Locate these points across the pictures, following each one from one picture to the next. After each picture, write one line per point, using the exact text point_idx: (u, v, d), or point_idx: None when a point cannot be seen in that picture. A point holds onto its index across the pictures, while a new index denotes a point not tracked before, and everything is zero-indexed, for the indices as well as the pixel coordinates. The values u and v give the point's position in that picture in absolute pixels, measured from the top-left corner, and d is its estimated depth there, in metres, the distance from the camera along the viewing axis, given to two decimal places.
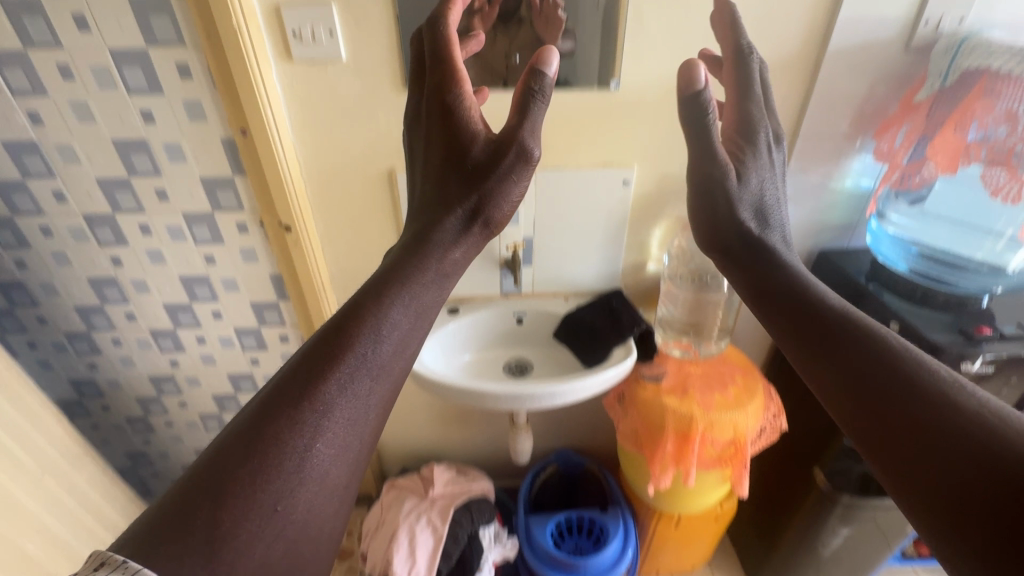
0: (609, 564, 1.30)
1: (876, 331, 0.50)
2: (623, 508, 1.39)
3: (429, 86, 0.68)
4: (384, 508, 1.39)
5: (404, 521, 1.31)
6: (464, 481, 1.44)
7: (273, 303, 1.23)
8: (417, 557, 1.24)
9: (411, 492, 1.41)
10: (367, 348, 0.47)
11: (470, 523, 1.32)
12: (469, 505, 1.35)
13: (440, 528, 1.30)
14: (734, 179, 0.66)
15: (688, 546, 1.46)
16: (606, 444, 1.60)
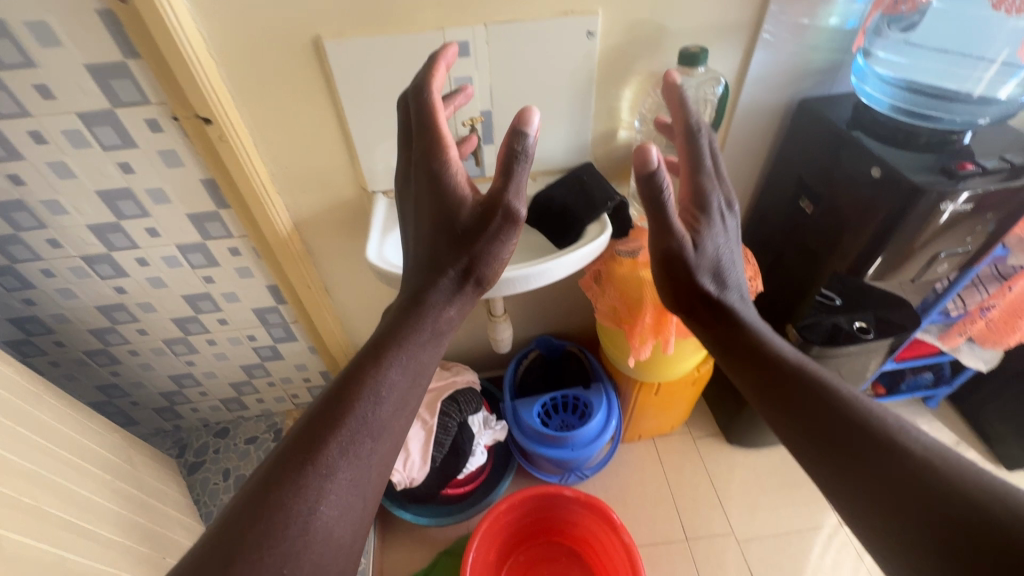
0: (595, 434, 1.36)
1: (810, 375, 0.67)
2: (605, 384, 1.44)
3: (415, 152, 0.78)
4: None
5: None
6: (448, 374, 1.44)
7: (213, 214, 1.11)
8: (411, 448, 1.27)
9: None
10: (369, 411, 0.58)
11: (459, 412, 1.35)
12: (456, 396, 1.37)
13: (430, 420, 1.31)
14: (691, 248, 0.78)
15: (668, 411, 1.54)
16: (585, 326, 1.62)
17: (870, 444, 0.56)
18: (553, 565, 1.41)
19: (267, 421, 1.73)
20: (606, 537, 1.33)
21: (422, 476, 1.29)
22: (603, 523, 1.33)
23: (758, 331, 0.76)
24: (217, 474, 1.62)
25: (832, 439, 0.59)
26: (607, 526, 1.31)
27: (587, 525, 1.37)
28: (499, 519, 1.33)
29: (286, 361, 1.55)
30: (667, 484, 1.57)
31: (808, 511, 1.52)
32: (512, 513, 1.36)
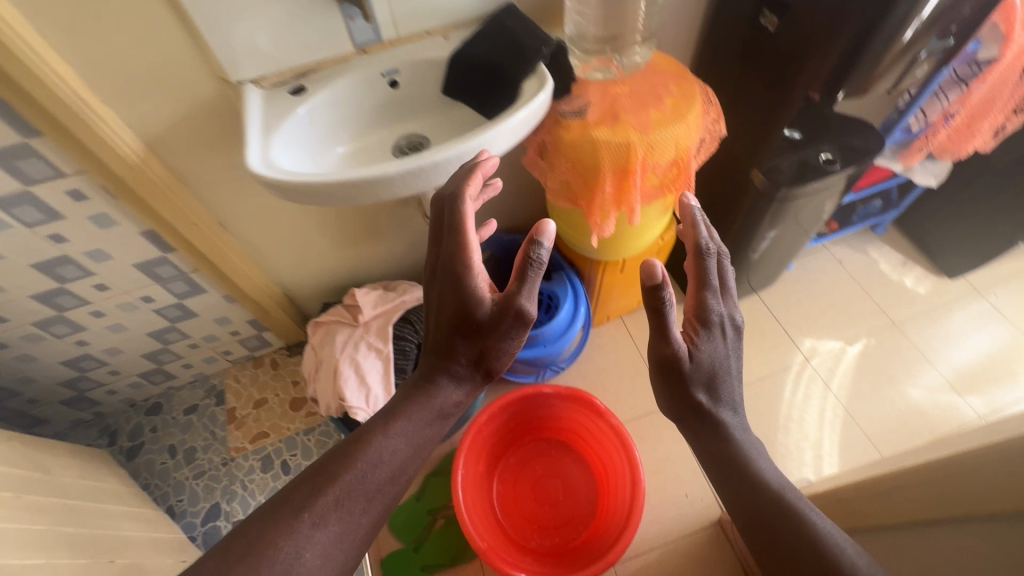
0: (565, 325, 1.28)
1: (758, 470, 0.68)
2: (566, 272, 1.33)
3: (440, 250, 0.71)
4: (317, 346, 1.23)
5: (342, 355, 1.15)
6: (395, 295, 1.26)
7: (22, 148, 0.81)
8: (371, 382, 1.14)
9: (341, 322, 1.23)
10: (365, 470, 0.61)
11: (416, 333, 1.20)
12: (409, 316, 1.21)
13: (386, 349, 1.17)
14: (685, 358, 0.68)
15: (633, 285, 1.46)
16: (535, 213, 1.47)
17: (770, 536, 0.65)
18: (543, 460, 1.39)
19: (203, 386, 1.53)
20: (591, 423, 1.30)
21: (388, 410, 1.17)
22: (587, 411, 1.29)
23: (741, 447, 0.69)
24: (162, 453, 1.44)
25: (741, 514, 0.68)
26: (592, 413, 1.28)
27: (571, 416, 1.33)
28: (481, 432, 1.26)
29: (202, 317, 1.32)
30: (643, 358, 1.55)
31: (778, 354, 1.54)
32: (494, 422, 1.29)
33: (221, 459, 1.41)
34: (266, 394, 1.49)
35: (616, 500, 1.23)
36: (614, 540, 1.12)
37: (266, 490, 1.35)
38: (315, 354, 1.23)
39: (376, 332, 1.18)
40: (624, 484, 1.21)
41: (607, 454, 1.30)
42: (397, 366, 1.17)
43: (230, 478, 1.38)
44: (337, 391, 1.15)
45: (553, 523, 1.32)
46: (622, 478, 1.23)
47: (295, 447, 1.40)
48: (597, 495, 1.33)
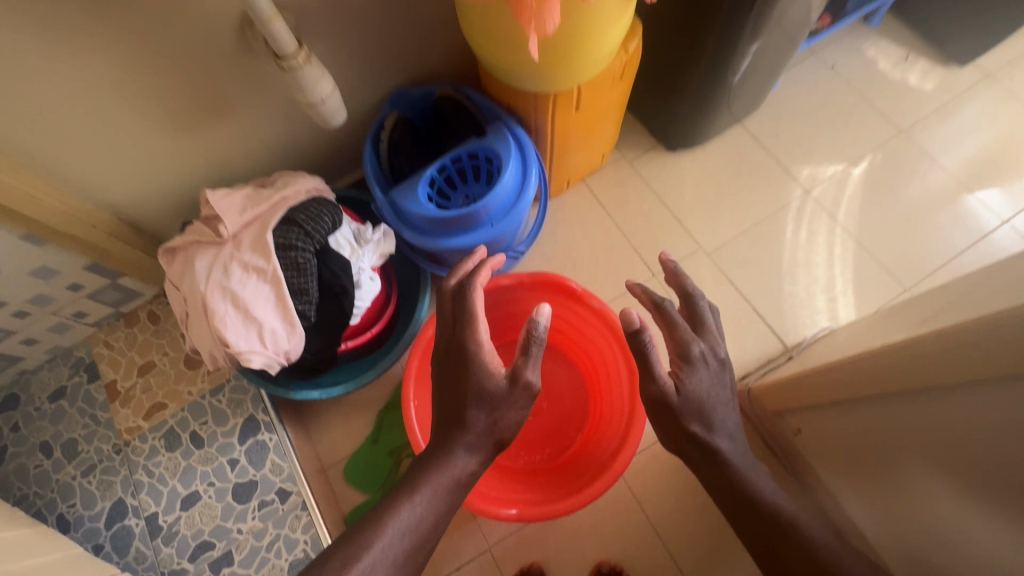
0: (515, 196, 0.94)
1: (749, 487, 0.71)
2: (505, 122, 0.97)
3: (450, 330, 0.78)
4: (178, 281, 0.87)
5: (208, 290, 0.81)
6: (270, 192, 0.89)
7: None
8: (260, 318, 0.82)
9: (201, 242, 0.86)
10: (393, 537, 0.63)
11: (311, 238, 0.85)
12: (295, 217, 0.85)
13: (269, 268, 0.82)
14: (672, 392, 0.73)
15: (594, 133, 1.13)
16: (449, 52, 1.07)
17: (758, 521, 0.70)
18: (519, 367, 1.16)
19: (67, 362, 1.17)
20: (568, 313, 1.04)
21: (300, 348, 0.87)
22: (561, 300, 1.01)
23: (739, 470, 0.72)
24: (34, 454, 1.11)
25: (744, 528, 0.71)
26: (567, 301, 1.01)
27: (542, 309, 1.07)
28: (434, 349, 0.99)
29: (10, 274, 0.93)
30: (616, 225, 1.27)
31: (774, 192, 1.28)
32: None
33: (113, 447, 1.10)
34: (151, 356, 1.15)
35: (612, 395, 1.01)
36: (617, 444, 0.91)
37: (178, 472, 1.06)
38: (177, 291, 0.87)
39: (249, 247, 0.83)
40: (618, 376, 0.97)
41: (592, 346, 1.05)
42: (295, 288, 0.84)
43: (130, 467, 1.08)
44: (217, 338, 0.82)
45: (542, 434, 1.10)
46: (614, 369, 0.99)
47: (203, 414, 1.09)
48: (588, 393, 1.11)
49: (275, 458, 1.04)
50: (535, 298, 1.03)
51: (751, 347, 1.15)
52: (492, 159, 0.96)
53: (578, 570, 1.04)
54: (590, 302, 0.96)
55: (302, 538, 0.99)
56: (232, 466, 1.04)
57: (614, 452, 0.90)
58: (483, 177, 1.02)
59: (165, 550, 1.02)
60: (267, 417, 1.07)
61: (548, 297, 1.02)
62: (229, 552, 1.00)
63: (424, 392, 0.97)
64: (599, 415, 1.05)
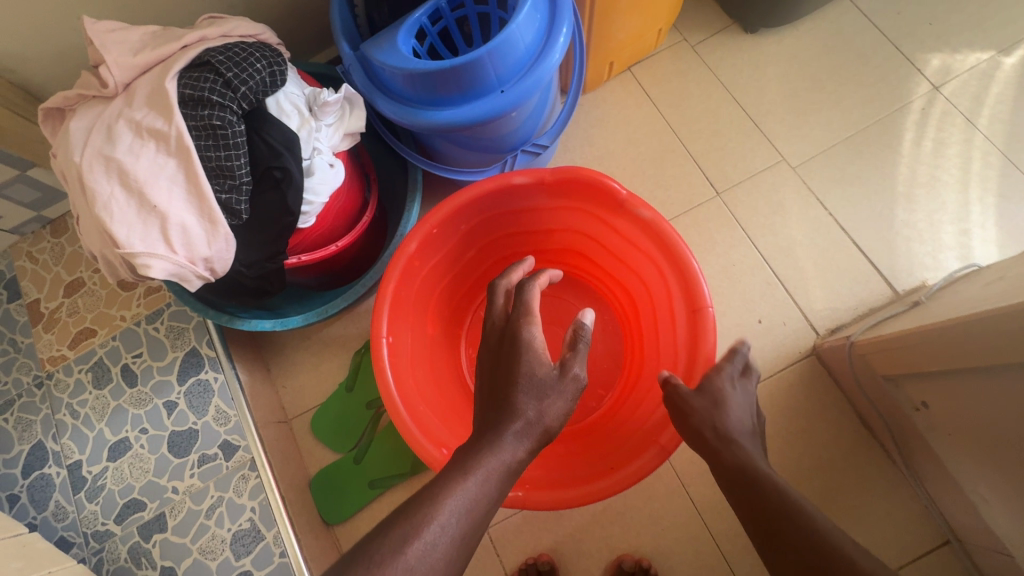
0: (538, 49, 0.64)
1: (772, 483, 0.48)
2: None
3: (494, 319, 0.59)
4: (59, 155, 0.62)
5: (85, 163, 0.56)
6: (182, 30, 0.62)
7: None
8: (159, 206, 0.57)
9: (84, 99, 0.60)
10: (450, 519, 0.41)
11: (233, 92, 0.58)
12: (210, 62, 0.58)
13: (171, 133, 0.56)
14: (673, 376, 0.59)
15: None
16: None
17: (759, 512, 0.47)
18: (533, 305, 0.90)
19: None
20: (604, 231, 0.76)
21: (225, 256, 0.62)
22: (595, 210, 0.73)
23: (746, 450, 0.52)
24: None
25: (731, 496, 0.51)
26: (604, 212, 0.72)
27: (567, 225, 0.80)
28: (421, 271, 0.73)
29: None
30: (672, 128, 0.97)
31: (889, 87, 0.95)
32: (440, 251, 0.74)
33: (33, 379, 0.89)
34: (80, 273, 0.93)
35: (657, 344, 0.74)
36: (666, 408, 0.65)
37: (106, 414, 0.85)
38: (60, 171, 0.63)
39: (143, 103, 0.57)
40: (670, 318, 0.70)
41: (634, 276, 0.78)
42: (212, 167, 0.58)
43: (52, 405, 0.88)
44: (104, 234, 0.58)
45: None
46: (664, 309, 0.72)
47: (137, 345, 0.87)
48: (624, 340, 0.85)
49: (220, 404, 0.82)
50: (558, 207, 0.75)
51: (846, 292, 0.86)
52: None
53: (597, 562, 0.81)
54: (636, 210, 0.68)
55: (250, 505, 0.78)
56: (169, 410, 0.83)
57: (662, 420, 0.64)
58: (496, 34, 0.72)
59: (88, 507, 0.82)
60: (213, 352, 0.85)
61: (576, 206, 0.74)
62: (161, 514, 0.79)
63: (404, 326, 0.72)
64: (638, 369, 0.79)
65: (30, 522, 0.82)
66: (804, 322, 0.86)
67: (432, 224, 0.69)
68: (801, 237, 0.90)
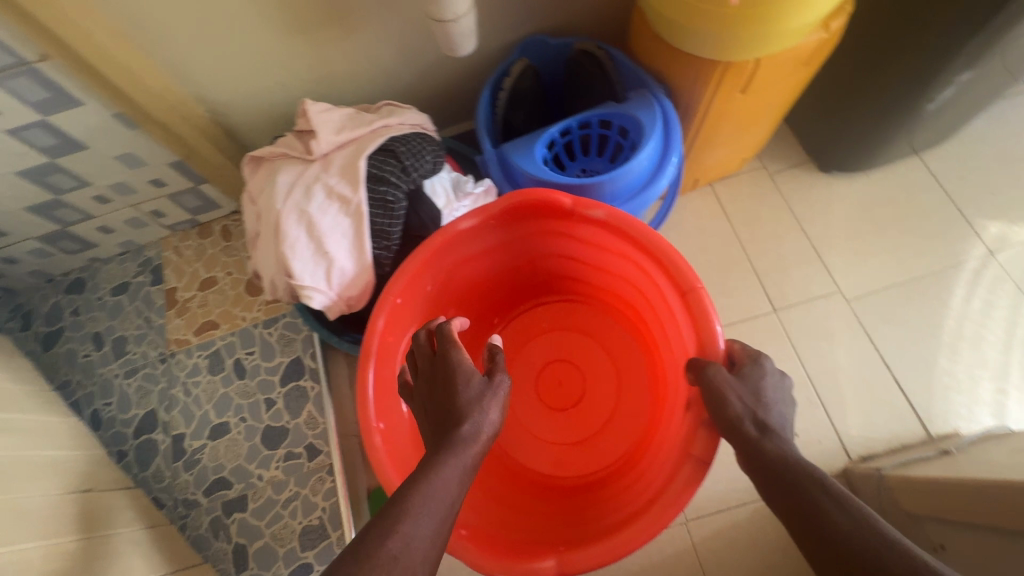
0: (648, 177, 0.78)
1: (814, 495, 0.52)
2: (653, 92, 0.81)
3: (421, 348, 0.64)
4: (256, 196, 0.78)
5: (284, 209, 0.71)
6: (371, 116, 0.78)
7: None
8: (331, 253, 0.71)
9: (289, 157, 0.76)
10: (426, 519, 0.46)
11: (406, 176, 0.73)
12: (394, 149, 0.74)
13: (354, 199, 0.71)
14: (733, 392, 0.61)
15: (754, 122, 0.91)
16: (600, 10, 0.91)
17: (805, 521, 0.51)
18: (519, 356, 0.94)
19: (136, 260, 1.14)
20: (564, 242, 0.81)
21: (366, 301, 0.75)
22: (558, 227, 0.79)
23: (793, 459, 0.55)
24: (85, 343, 1.09)
25: (776, 505, 0.54)
26: (560, 226, 0.78)
27: (539, 253, 0.85)
28: (400, 345, 0.74)
29: (96, 153, 0.89)
30: (740, 244, 1.09)
31: (946, 244, 1.05)
32: (412, 320, 0.76)
33: (158, 354, 1.05)
34: (215, 273, 1.09)
35: (665, 336, 0.80)
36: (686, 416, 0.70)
37: (213, 398, 0.99)
38: (254, 207, 0.78)
39: (337, 173, 0.72)
40: (668, 312, 0.76)
41: (627, 285, 0.84)
42: (377, 230, 0.73)
43: (169, 380, 1.02)
44: (282, 266, 0.72)
45: (588, 432, 0.90)
46: (660, 304, 0.78)
47: (251, 344, 1.02)
48: (636, 354, 0.91)
49: (312, 410, 0.95)
50: (530, 234, 0.80)
51: (882, 424, 0.94)
52: (628, 130, 0.81)
53: None
54: (591, 212, 0.73)
55: (322, 504, 0.89)
56: (268, 406, 0.97)
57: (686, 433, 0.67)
58: (609, 151, 0.87)
59: (183, 476, 0.95)
60: (314, 364, 0.98)
61: (555, 228, 0.78)
62: (244, 496, 0.92)
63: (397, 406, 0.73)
64: (662, 385, 0.84)
65: (133, 478, 0.96)
66: (838, 445, 0.94)
67: (394, 295, 0.69)
68: (845, 364, 0.98)
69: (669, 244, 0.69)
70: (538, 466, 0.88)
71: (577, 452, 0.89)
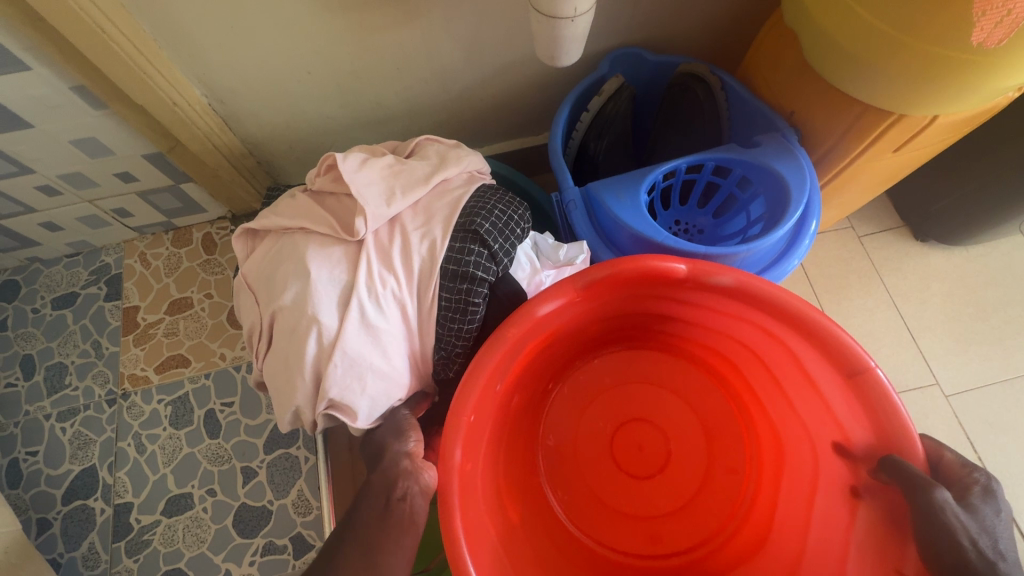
0: (783, 245, 0.61)
1: None
2: (788, 136, 0.64)
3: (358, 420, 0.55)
4: (262, 286, 0.53)
5: (320, 325, 0.49)
6: (423, 170, 0.56)
7: None
8: (401, 377, 0.52)
9: (314, 234, 0.53)
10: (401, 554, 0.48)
11: (497, 266, 0.52)
12: (474, 227, 0.52)
13: (434, 308, 0.52)
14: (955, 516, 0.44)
15: (877, 187, 0.75)
16: (716, 25, 0.73)
17: None
18: (580, 426, 0.70)
19: (88, 265, 0.90)
20: (662, 301, 0.60)
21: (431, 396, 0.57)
22: (657, 292, 0.57)
23: None
24: (10, 368, 0.85)
25: None
26: (669, 290, 0.57)
27: (620, 312, 0.63)
28: (480, 475, 0.54)
29: (43, 133, 0.66)
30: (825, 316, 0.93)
31: None
32: (487, 430, 0.53)
33: (106, 394, 0.82)
34: (191, 293, 0.87)
35: (788, 406, 0.60)
36: (857, 510, 0.53)
37: (174, 460, 0.78)
38: (255, 301, 0.54)
39: (408, 267, 0.51)
40: (805, 384, 0.56)
41: (726, 338, 0.63)
42: (449, 335, 0.52)
43: (118, 429, 0.80)
44: (322, 401, 0.50)
45: (679, 500, 0.67)
46: (789, 372, 0.58)
47: (231, 393, 0.80)
48: (717, 402, 0.69)
49: (304, 489, 0.75)
50: (619, 300, 0.59)
51: None
52: (753, 181, 0.64)
53: None
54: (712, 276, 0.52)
55: None
56: (246, 478, 0.76)
57: (875, 540, 0.51)
58: (715, 201, 0.70)
59: (124, 562, 0.73)
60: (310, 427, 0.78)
61: (654, 293, 0.58)
62: None
63: (487, 543, 0.51)
64: (770, 445, 0.64)
65: (55, 560, 0.74)
66: None
67: (468, 415, 0.48)
68: None
69: (825, 313, 0.50)
70: (633, 550, 0.65)
71: (677, 520, 0.66)
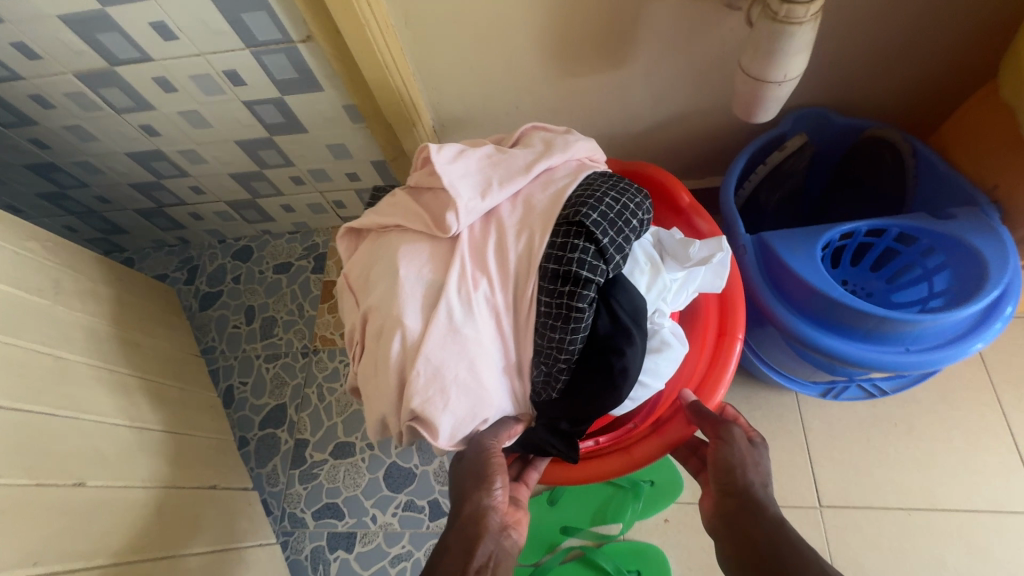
0: (967, 325, 0.59)
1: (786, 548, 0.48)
2: (986, 208, 0.62)
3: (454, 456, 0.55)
4: (361, 288, 0.55)
5: (401, 325, 0.49)
6: (524, 160, 0.56)
7: None
8: (487, 393, 0.50)
9: (408, 232, 0.54)
10: None
11: (606, 262, 0.50)
12: (579, 218, 0.49)
13: (531, 310, 0.50)
14: (729, 437, 0.59)
15: None
16: (916, 94, 0.72)
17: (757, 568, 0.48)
18: None
19: (303, 242, 1.11)
20: None
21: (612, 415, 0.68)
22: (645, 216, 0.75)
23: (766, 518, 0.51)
24: (237, 314, 1.07)
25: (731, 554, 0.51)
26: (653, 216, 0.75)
27: None
28: None
29: (312, 138, 0.85)
30: (1004, 408, 0.84)
31: None
32: None
33: (302, 347, 1.01)
34: None
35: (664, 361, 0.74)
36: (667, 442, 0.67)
37: (345, 412, 0.93)
38: (356, 301, 0.57)
39: (503, 268, 0.51)
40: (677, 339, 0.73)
41: None
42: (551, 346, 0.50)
43: (306, 378, 0.98)
44: (407, 409, 0.50)
45: None
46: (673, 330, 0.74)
47: None
48: None
49: (444, 462, 0.85)
50: None
51: None
52: (945, 255, 0.62)
53: None
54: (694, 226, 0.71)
55: None
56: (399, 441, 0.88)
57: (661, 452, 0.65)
58: (891, 265, 0.69)
59: (297, 487, 0.89)
60: None
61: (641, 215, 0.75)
62: (353, 534, 0.84)
63: None
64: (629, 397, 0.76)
65: (249, 471, 0.91)
66: None
67: None
68: None
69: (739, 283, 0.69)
70: None
71: None
